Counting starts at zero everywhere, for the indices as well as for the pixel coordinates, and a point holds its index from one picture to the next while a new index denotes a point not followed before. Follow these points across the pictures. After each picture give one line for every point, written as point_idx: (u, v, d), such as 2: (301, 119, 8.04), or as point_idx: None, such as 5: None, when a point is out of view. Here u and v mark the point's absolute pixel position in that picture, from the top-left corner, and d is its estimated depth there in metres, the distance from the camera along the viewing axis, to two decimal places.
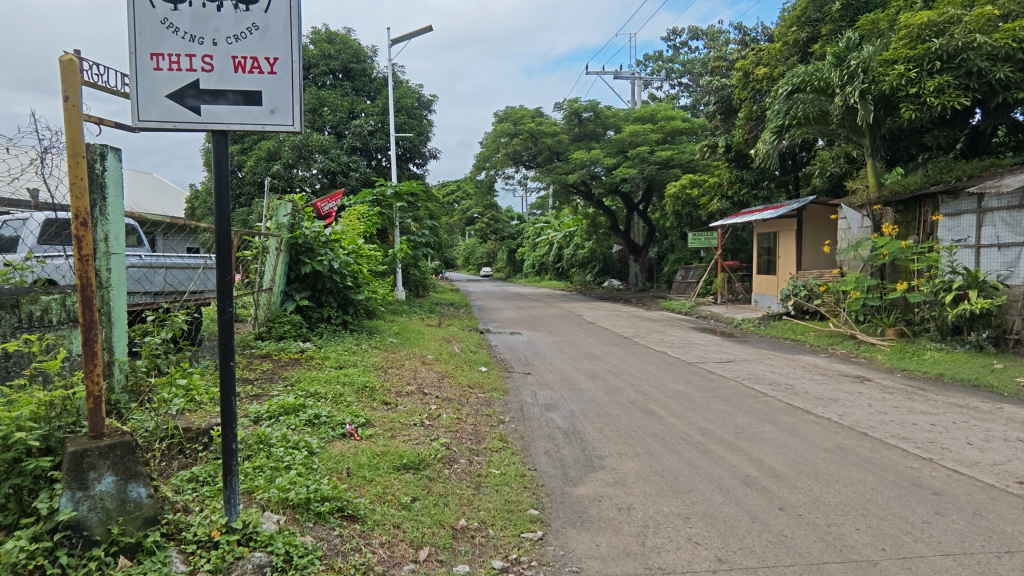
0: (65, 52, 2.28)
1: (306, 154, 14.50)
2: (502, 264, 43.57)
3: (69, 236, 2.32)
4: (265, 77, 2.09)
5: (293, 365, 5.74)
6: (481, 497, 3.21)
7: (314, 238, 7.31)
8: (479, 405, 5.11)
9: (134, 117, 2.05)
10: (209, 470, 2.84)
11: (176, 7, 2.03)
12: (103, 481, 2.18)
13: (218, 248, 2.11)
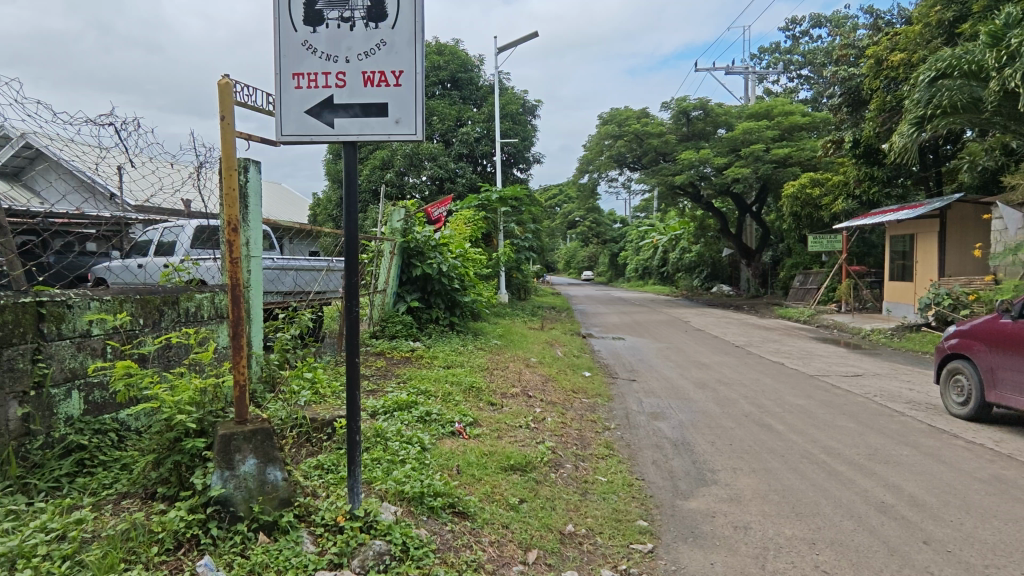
0: (223, 75, 2.47)
1: (417, 162, 15.23)
2: (603, 268, 43.06)
3: (223, 240, 2.51)
4: (391, 89, 2.19)
5: (405, 363, 6.01)
6: (588, 504, 3.17)
7: (424, 242, 7.66)
8: (584, 410, 5.06)
9: (278, 132, 2.26)
10: (333, 459, 3.05)
11: (315, 29, 2.21)
12: (247, 463, 2.38)
13: (346, 251, 2.25)
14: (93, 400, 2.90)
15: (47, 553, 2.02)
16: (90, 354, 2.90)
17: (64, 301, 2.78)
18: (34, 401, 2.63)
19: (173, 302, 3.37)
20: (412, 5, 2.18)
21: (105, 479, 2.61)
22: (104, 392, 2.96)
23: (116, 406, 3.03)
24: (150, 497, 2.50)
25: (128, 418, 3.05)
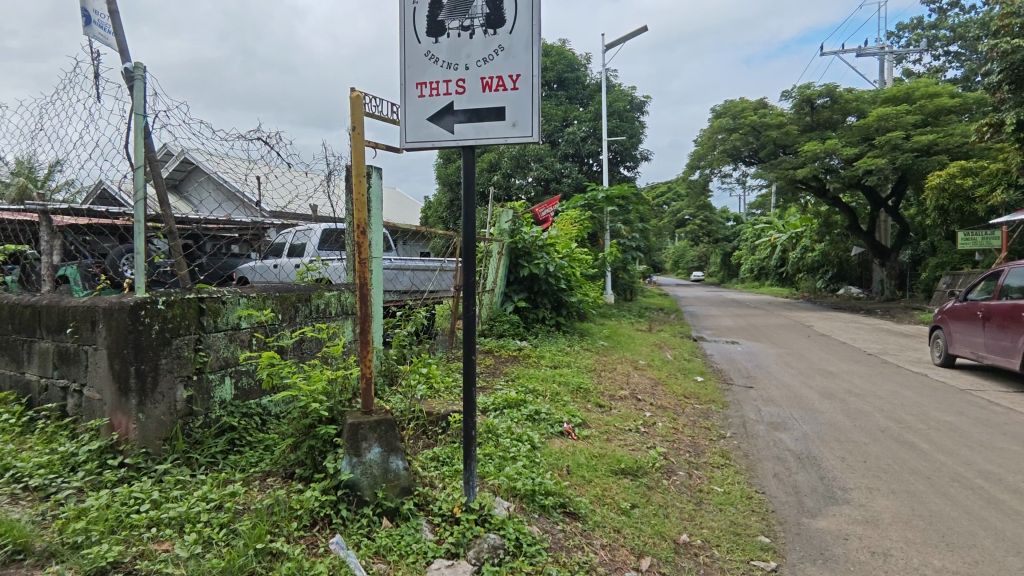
0: (354, 88, 2.62)
1: (524, 163, 15.47)
2: (714, 268, 41.16)
3: (352, 242, 2.68)
4: (508, 93, 2.23)
5: (512, 362, 6.12)
6: (704, 514, 3.04)
7: (532, 242, 7.76)
8: (696, 416, 4.86)
9: (402, 139, 2.40)
10: (448, 452, 3.18)
11: (437, 40, 2.31)
12: (372, 450, 2.53)
13: (464, 252, 2.33)
14: (241, 386, 3.24)
15: (208, 520, 2.28)
16: (239, 345, 3.24)
17: (220, 297, 3.12)
18: (196, 385, 2.98)
19: (307, 299, 3.72)
20: (529, 10, 2.21)
21: (252, 458, 2.90)
22: (250, 379, 3.30)
23: (259, 393, 3.37)
24: (290, 477, 2.74)
25: (269, 404, 3.39)
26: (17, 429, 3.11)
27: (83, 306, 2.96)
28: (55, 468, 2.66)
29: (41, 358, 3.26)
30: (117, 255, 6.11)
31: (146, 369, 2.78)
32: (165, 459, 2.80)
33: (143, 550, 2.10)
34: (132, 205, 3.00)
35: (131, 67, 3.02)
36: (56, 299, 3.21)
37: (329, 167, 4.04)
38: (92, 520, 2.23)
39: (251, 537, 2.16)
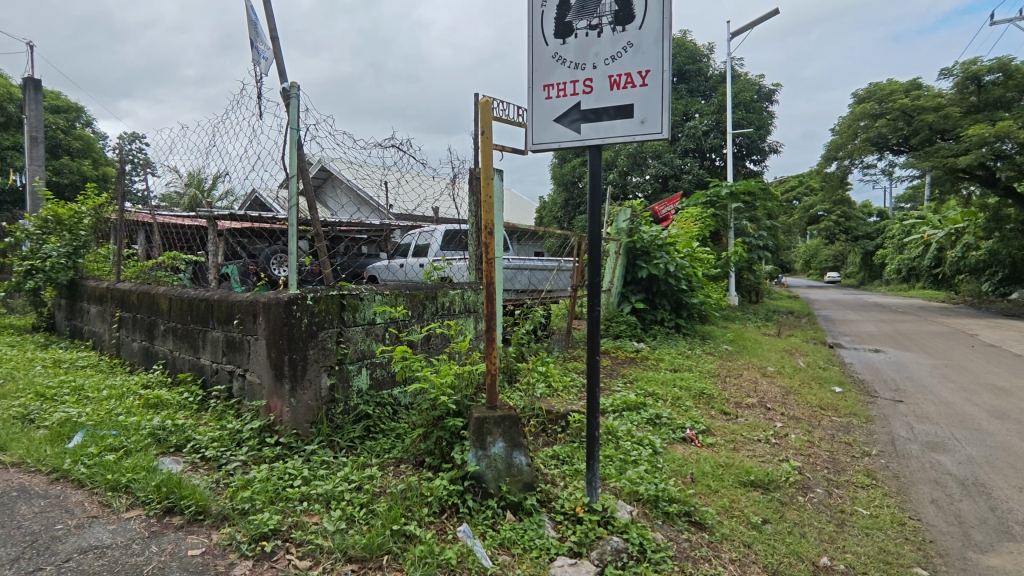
0: (483, 93, 2.70)
1: (641, 161, 15.31)
2: (853, 268, 37.50)
3: (479, 242, 2.77)
4: (637, 90, 2.19)
5: (630, 364, 6.00)
6: (847, 537, 2.78)
7: (650, 241, 7.55)
8: (835, 430, 4.45)
9: (530, 142, 2.45)
10: (568, 451, 3.20)
11: (564, 41, 2.33)
12: (496, 445, 2.61)
13: (589, 251, 2.32)
14: (376, 376, 3.49)
15: (350, 499, 2.49)
16: (375, 338, 3.49)
17: (358, 294, 3.37)
18: (337, 374, 3.25)
19: (434, 297, 3.93)
20: (660, 3, 2.15)
21: (385, 445, 3.11)
22: (383, 370, 3.54)
23: (391, 385, 3.60)
24: (420, 465, 2.90)
25: (400, 395, 3.61)
26: (194, 406, 3.59)
27: (246, 301, 3.35)
28: (225, 442, 3.03)
29: (213, 346, 3.74)
30: (267, 255, 6.87)
31: (297, 359, 3.07)
32: (312, 440, 3.08)
33: (297, 521, 2.33)
34: (286, 211, 3.33)
35: (287, 86, 3.35)
36: (224, 294, 3.66)
37: (454, 171, 4.22)
38: (255, 490, 2.51)
39: (387, 519, 2.31)
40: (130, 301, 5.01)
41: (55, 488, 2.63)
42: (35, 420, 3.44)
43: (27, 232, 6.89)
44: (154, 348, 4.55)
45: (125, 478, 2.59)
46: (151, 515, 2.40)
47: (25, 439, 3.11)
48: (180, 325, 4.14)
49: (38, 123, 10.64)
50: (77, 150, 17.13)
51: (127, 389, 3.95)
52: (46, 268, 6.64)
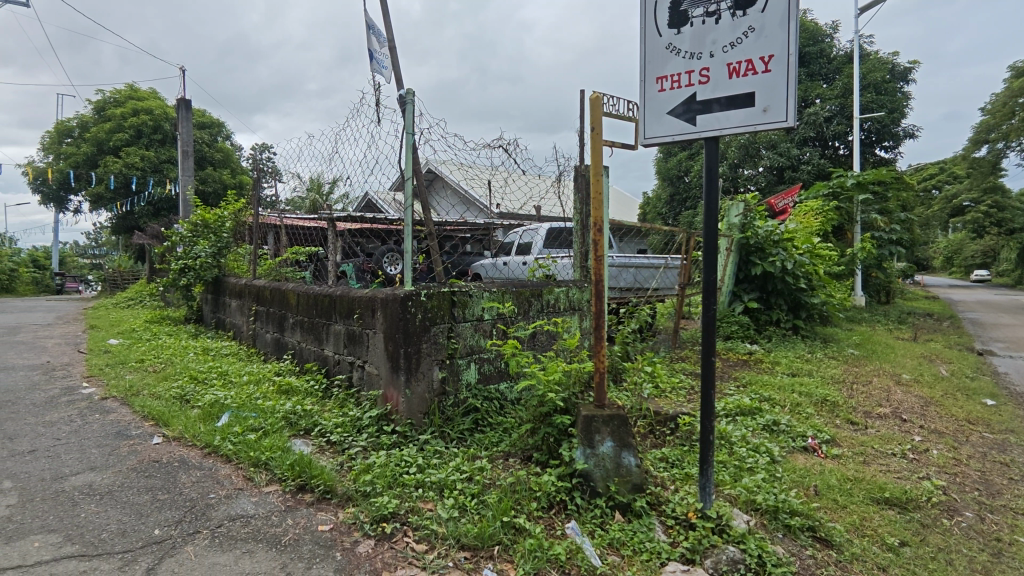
0: (593, 90, 2.68)
1: (754, 152, 14.48)
2: (1008, 265, 32.93)
3: (589, 240, 2.76)
4: (759, 77, 2.07)
5: (741, 367, 5.69)
6: (1006, 568, 2.45)
7: (766, 237, 7.11)
8: (988, 448, 3.94)
9: (641, 136, 2.40)
10: (678, 455, 3.10)
11: (679, 31, 2.25)
12: (605, 444, 2.59)
13: (705, 248, 2.23)
14: (484, 371, 3.58)
15: (462, 489, 2.58)
16: (483, 333, 3.58)
17: (468, 291, 3.47)
18: (448, 367, 3.37)
19: (539, 294, 3.98)
20: None
21: (494, 438, 3.19)
22: (491, 366, 3.64)
23: (498, 379, 3.68)
24: (528, 460, 2.94)
25: (506, 390, 3.68)
26: (320, 393, 3.89)
27: (365, 297, 3.57)
28: (347, 428, 3.25)
29: (335, 338, 4.03)
30: (380, 254, 7.29)
31: (412, 352, 3.22)
32: (425, 430, 3.22)
33: (413, 506, 2.45)
34: (402, 212, 3.51)
35: (403, 92, 3.53)
36: (345, 290, 3.92)
37: (559, 169, 4.24)
38: (375, 474, 2.68)
39: (498, 510, 2.37)
40: (264, 296, 5.52)
41: (207, 460, 2.97)
42: (190, 400, 3.91)
43: (181, 235, 7.82)
44: (284, 339, 4.99)
45: (264, 456, 2.86)
46: (286, 490, 2.64)
47: (183, 416, 3.54)
48: (307, 318, 4.50)
49: (189, 138, 12.02)
50: (219, 161, 19.14)
51: (263, 375, 4.37)
52: (196, 267, 7.52)
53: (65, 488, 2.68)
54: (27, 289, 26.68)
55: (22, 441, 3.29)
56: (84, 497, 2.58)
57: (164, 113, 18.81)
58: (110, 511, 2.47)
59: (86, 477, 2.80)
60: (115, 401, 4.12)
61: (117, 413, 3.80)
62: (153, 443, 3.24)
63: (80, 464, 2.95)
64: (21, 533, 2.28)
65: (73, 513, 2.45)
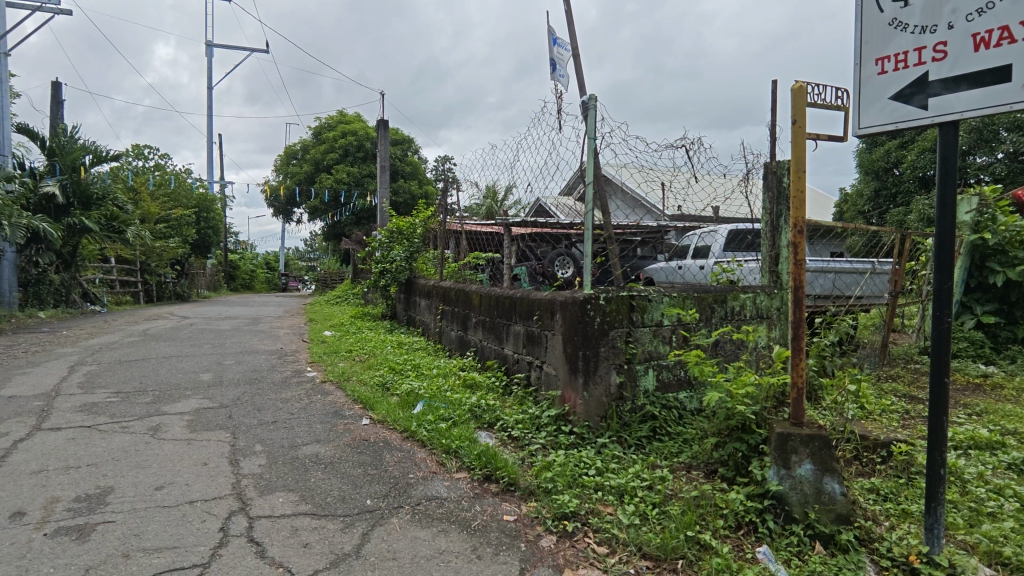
0: (795, 79, 2.47)
1: (990, 135, 12.13)
2: None
3: (787, 243, 2.53)
4: (1017, 46, 1.74)
5: (972, 392, 4.78)
6: None
7: (1010, 237, 5.91)
8: None
9: (856, 125, 2.15)
10: (892, 487, 2.71)
11: (906, 3, 1.98)
12: (804, 466, 2.36)
13: (937, 251, 1.94)
14: (662, 378, 3.46)
15: (643, 496, 2.54)
16: (662, 339, 3.47)
17: (647, 295, 3.40)
18: (627, 372, 3.32)
19: (723, 300, 3.76)
20: None
21: (673, 448, 3.10)
22: (670, 374, 3.50)
23: (677, 387, 3.54)
24: (712, 474, 2.80)
25: (686, 400, 3.54)
26: (500, 389, 4.11)
27: (545, 299, 3.70)
28: (527, 425, 3.38)
29: (515, 338, 4.22)
30: (552, 258, 7.43)
31: (590, 355, 3.26)
32: (603, 434, 3.22)
33: (593, 507, 2.47)
34: (583, 216, 3.58)
35: (586, 98, 3.59)
36: (525, 292, 4.09)
37: (747, 166, 3.98)
38: (556, 472, 2.75)
39: (681, 523, 2.29)
40: (450, 297, 5.97)
41: (406, 444, 3.31)
42: (390, 388, 4.39)
43: (380, 241, 8.82)
44: (467, 337, 5.35)
45: (454, 444, 3.10)
46: (474, 479, 2.83)
47: (386, 402, 3.99)
48: (488, 318, 4.78)
49: (386, 154, 13.49)
50: (408, 173, 21.17)
51: (450, 370, 4.75)
52: (393, 269, 8.45)
53: (299, 455, 3.18)
54: (263, 287, 32.17)
55: (267, 413, 3.97)
56: (313, 464, 3.04)
57: (366, 133, 21.29)
58: (332, 479, 2.87)
59: (313, 448, 3.28)
60: (331, 384, 4.79)
61: (334, 395, 4.41)
62: (362, 423, 3.69)
63: (308, 436, 3.48)
64: (269, 489, 2.75)
65: (305, 477, 2.89)
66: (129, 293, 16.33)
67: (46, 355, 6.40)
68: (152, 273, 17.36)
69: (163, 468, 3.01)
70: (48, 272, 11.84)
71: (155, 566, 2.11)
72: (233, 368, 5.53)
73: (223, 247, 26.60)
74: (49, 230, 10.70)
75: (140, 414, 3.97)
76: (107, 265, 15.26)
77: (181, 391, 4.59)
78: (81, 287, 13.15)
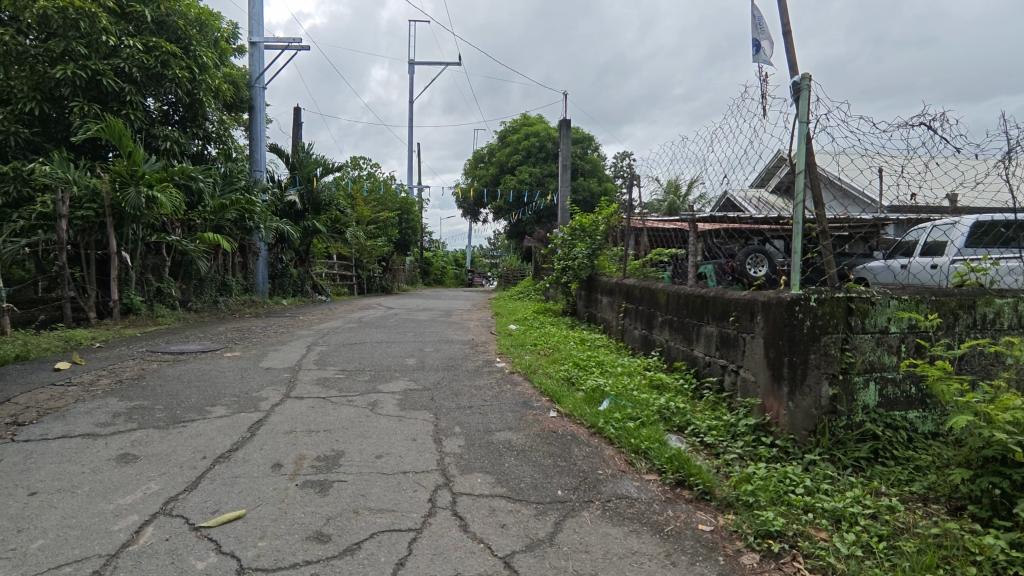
0: None
1: None
2: None
3: None
4: None
5: None
6: None
7: None
8: None
9: None
10: None
11: None
12: None
13: None
14: (887, 394, 3.00)
15: (867, 526, 2.23)
16: (887, 349, 3.02)
17: (869, 298, 2.98)
18: (842, 384, 2.93)
19: (970, 306, 3.14)
20: None
21: (903, 475, 2.69)
22: (898, 390, 3.03)
23: (906, 406, 3.05)
24: (958, 512, 2.37)
25: (918, 420, 3.04)
26: (690, 393, 3.92)
27: (744, 299, 3.45)
28: (722, 432, 3.19)
29: (707, 340, 4.00)
30: (742, 255, 6.86)
31: (798, 361, 2.94)
32: (811, 450, 2.90)
33: (803, 530, 2.24)
34: (792, 210, 3.27)
35: (797, 79, 3.30)
36: (720, 292, 3.86)
37: (1009, 143, 3.30)
38: (758, 486, 2.54)
39: (918, 564, 1.98)
40: (634, 295, 5.87)
41: (594, 439, 3.34)
42: (576, 383, 4.46)
43: (563, 238, 9.01)
44: (652, 336, 5.21)
45: (643, 445, 3.04)
46: (666, 482, 2.74)
47: (572, 396, 4.07)
48: (676, 318, 4.59)
49: (567, 153, 13.69)
50: (588, 171, 21.36)
51: (635, 368, 4.68)
52: (575, 267, 8.51)
53: (494, 440, 3.38)
54: (451, 281, 34.88)
55: (464, 398, 4.30)
56: (506, 450, 3.21)
57: (547, 133, 21.81)
58: (525, 465, 3.01)
59: (505, 434, 3.46)
60: (519, 375, 5.03)
61: (522, 386, 4.62)
62: (550, 415, 3.81)
63: (501, 423, 3.68)
64: (469, 468, 2.97)
65: (499, 461, 3.06)
66: (347, 285, 18.88)
67: (289, 335, 7.67)
68: (363, 268, 19.88)
69: (381, 439, 3.42)
70: (288, 267, 14.21)
71: (379, 525, 2.40)
72: (432, 355, 6.09)
73: (420, 247, 29.45)
74: (291, 232, 12.83)
75: (361, 390, 4.56)
76: (331, 262, 17.84)
77: (391, 372, 5.18)
78: (312, 280, 15.56)
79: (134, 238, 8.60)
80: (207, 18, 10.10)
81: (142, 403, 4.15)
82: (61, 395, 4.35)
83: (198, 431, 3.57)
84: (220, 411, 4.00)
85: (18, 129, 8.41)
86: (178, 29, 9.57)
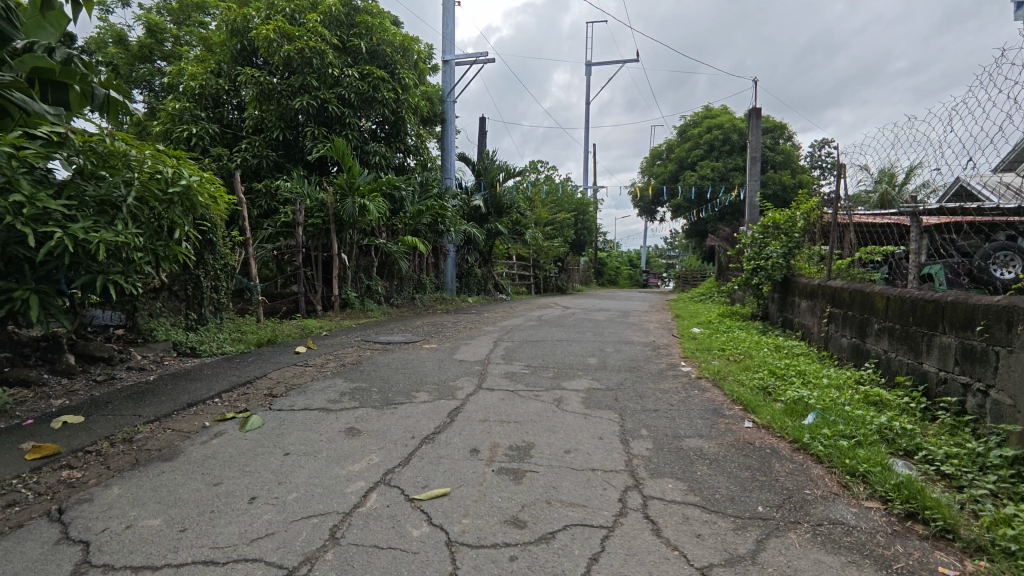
0: None
1: None
2: None
3: None
4: None
5: None
6: None
7: None
8: None
9: None
10: None
11: None
12: None
13: None
14: None
15: None
16: None
17: None
18: None
19: None
20: None
21: None
22: None
23: None
24: None
25: None
26: (919, 413, 3.37)
27: (999, 305, 2.89)
28: (965, 462, 2.70)
29: (942, 353, 3.42)
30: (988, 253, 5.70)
31: None
32: None
33: None
34: None
35: None
36: (963, 296, 3.27)
37: None
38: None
39: None
40: (841, 299, 5.23)
41: (799, 455, 3.04)
42: (773, 393, 4.11)
43: (753, 235, 8.37)
44: (865, 346, 4.60)
45: (862, 468, 2.71)
46: (893, 512, 2.40)
47: (770, 407, 3.76)
48: (900, 326, 3.99)
49: (758, 145, 12.65)
50: (780, 163, 19.56)
51: (844, 381, 4.16)
52: (767, 267, 7.82)
53: (684, 446, 3.26)
54: (626, 282, 34.44)
55: (649, 401, 4.22)
56: (698, 457, 3.08)
57: (733, 125, 20.39)
58: (719, 475, 2.86)
59: (696, 442, 3.32)
60: (707, 381, 4.78)
61: (711, 393, 4.39)
62: (745, 425, 3.57)
63: (690, 429, 3.54)
64: (658, 472, 2.91)
65: (690, 468, 2.95)
66: (525, 285, 19.68)
67: (477, 331, 8.22)
68: (541, 269, 20.57)
69: (569, 435, 3.51)
70: (473, 267, 15.21)
71: (571, 518, 2.46)
72: (613, 355, 6.07)
73: (595, 247, 29.58)
74: (477, 235, 13.75)
75: (547, 386, 4.72)
76: (511, 262, 18.76)
77: (574, 370, 5.28)
78: (495, 279, 16.49)
79: (351, 242, 9.91)
80: (410, 43, 11.23)
81: (362, 385, 4.77)
82: (301, 373, 5.20)
83: (407, 413, 4.00)
84: (424, 397, 4.43)
85: (269, 152, 10.17)
86: (386, 56, 10.84)
